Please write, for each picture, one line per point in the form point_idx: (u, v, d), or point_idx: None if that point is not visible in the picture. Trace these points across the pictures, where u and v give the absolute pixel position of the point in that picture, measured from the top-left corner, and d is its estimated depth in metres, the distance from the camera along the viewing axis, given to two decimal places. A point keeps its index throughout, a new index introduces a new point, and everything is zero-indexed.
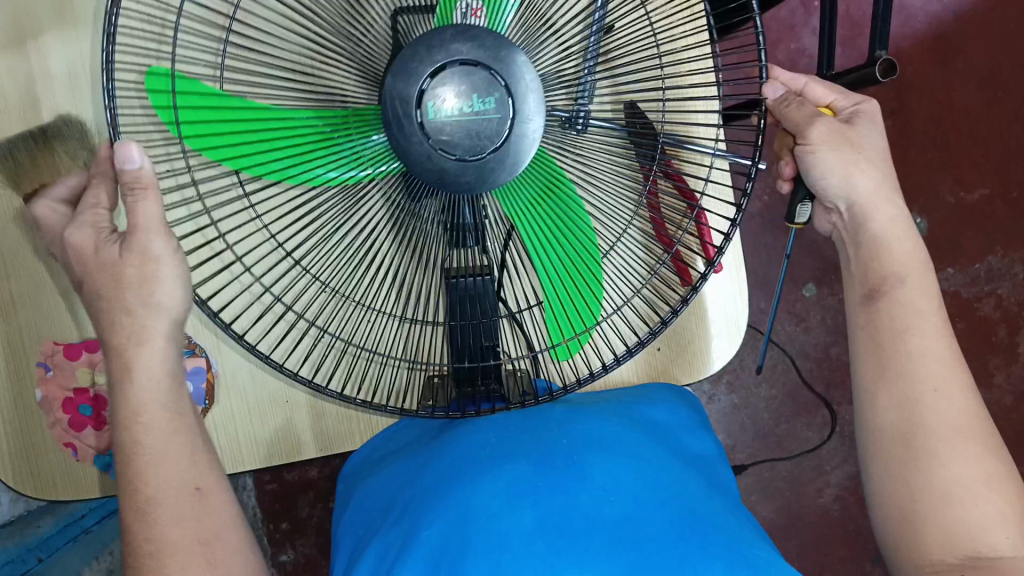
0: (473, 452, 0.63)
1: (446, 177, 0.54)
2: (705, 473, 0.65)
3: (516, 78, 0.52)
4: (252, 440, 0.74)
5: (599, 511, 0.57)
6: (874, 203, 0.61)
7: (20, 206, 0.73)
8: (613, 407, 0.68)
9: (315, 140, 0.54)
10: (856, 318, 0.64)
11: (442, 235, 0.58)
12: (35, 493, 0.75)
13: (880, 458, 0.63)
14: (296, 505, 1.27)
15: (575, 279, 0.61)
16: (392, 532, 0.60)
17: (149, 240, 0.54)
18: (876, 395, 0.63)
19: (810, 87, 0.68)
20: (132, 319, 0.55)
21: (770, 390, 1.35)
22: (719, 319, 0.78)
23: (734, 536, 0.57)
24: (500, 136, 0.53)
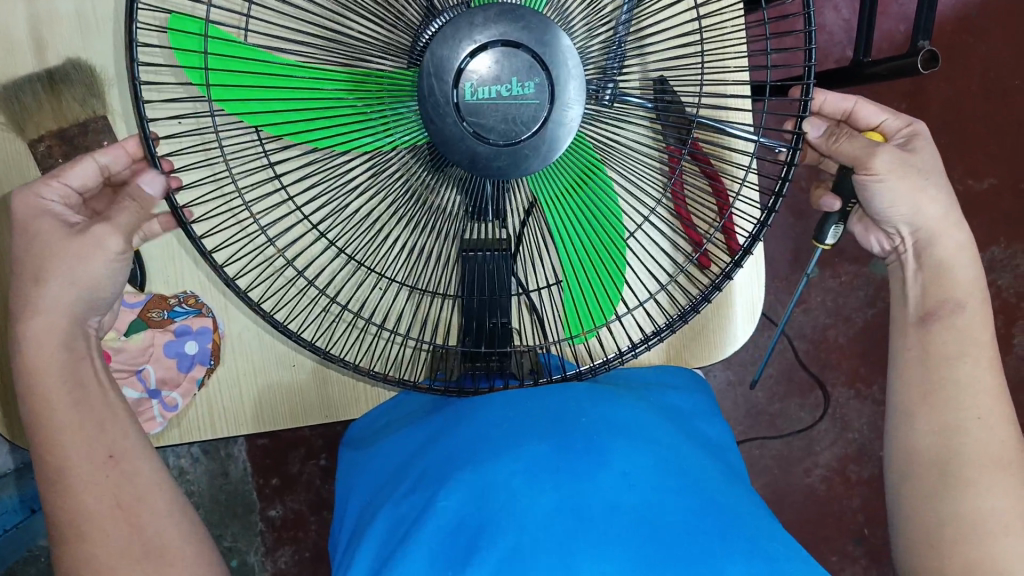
0: (487, 429, 0.61)
1: (477, 161, 0.53)
2: (715, 455, 0.65)
3: (559, 64, 0.51)
4: (254, 404, 0.73)
5: (616, 497, 0.56)
6: (939, 231, 0.61)
7: (23, 148, 0.70)
8: (632, 389, 0.67)
9: (347, 110, 0.52)
10: (905, 341, 0.64)
11: (463, 208, 0.57)
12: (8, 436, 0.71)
13: (914, 482, 0.62)
14: (287, 460, 1.27)
15: (597, 264, 0.60)
16: (404, 502, 0.59)
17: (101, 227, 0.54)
18: (916, 418, 0.62)
19: (860, 108, 0.66)
20: (54, 288, 0.54)
21: (765, 368, 1.35)
22: (736, 309, 0.77)
23: (751, 525, 0.57)
24: (536, 122, 0.53)
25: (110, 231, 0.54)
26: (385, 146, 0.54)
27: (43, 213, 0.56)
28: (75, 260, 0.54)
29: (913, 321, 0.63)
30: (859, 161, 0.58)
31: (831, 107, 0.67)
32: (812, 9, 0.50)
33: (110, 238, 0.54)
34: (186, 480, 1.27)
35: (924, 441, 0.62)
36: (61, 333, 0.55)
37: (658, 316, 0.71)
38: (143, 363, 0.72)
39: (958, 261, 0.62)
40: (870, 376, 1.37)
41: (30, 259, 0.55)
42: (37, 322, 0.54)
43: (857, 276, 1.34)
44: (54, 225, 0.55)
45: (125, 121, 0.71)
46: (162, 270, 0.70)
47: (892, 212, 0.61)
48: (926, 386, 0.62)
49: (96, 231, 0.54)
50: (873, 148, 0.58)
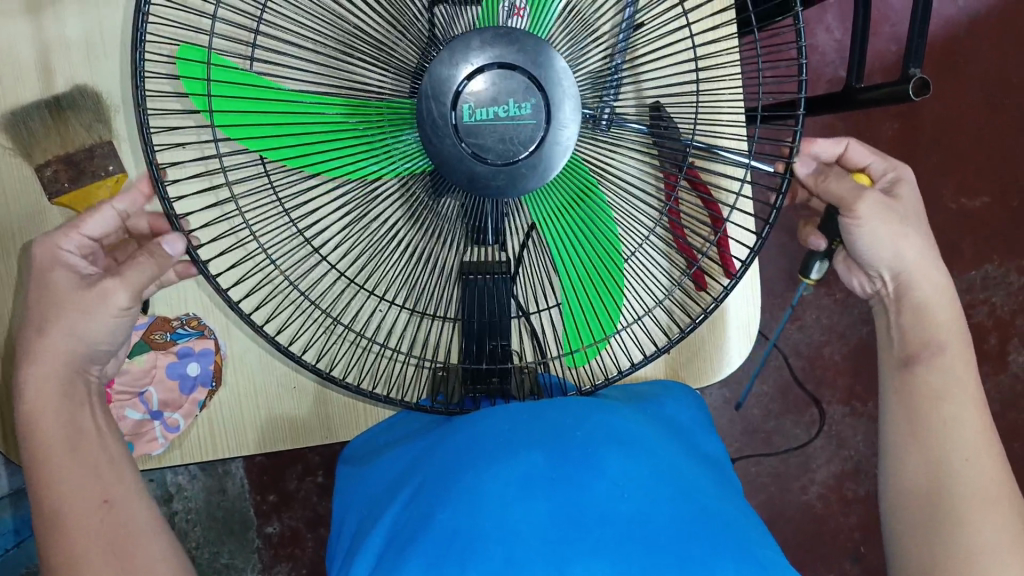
0: (484, 442, 0.61)
1: (476, 181, 0.53)
2: (708, 465, 0.66)
3: (555, 84, 0.51)
4: (255, 424, 0.74)
5: (611, 507, 0.57)
6: (919, 273, 0.62)
7: (30, 173, 0.71)
8: (633, 404, 0.68)
9: (348, 138, 0.53)
10: (889, 382, 0.65)
11: (462, 231, 0.58)
12: (12, 455, 0.73)
13: (906, 519, 0.62)
14: (285, 477, 1.28)
15: (597, 284, 0.61)
16: (402, 517, 0.60)
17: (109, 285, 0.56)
18: (908, 457, 0.63)
19: (851, 150, 0.65)
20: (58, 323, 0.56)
21: (761, 385, 1.36)
22: (731, 329, 0.79)
23: (745, 544, 0.57)
24: (533, 141, 0.53)
25: (117, 287, 0.57)
26: (388, 173, 0.55)
27: (58, 262, 0.57)
28: (82, 313, 0.56)
29: (897, 363, 0.65)
30: (844, 203, 0.60)
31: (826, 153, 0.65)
32: (804, 37, 0.51)
33: (116, 293, 0.57)
34: (183, 497, 1.27)
35: (913, 465, 0.62)
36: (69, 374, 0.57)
37: (656, 339, 0.72)
38: (146, 385, 0.73)
39: (939, 299, 0.63)
40: (864, 394, 1.38)
41: (42, 305, 0.57)
42: (46, 365, 0.56)
43: (850, 295, 1.35)
44: (67, 274, 0.57)
45: (131, 147, 0.72)
46: (166, 291, 0.71)
47: (875, 258, 0.62)
48: (911, 414, 0.63)
49: (104, 284, 0.56)
50: (863, 192, 0.59)
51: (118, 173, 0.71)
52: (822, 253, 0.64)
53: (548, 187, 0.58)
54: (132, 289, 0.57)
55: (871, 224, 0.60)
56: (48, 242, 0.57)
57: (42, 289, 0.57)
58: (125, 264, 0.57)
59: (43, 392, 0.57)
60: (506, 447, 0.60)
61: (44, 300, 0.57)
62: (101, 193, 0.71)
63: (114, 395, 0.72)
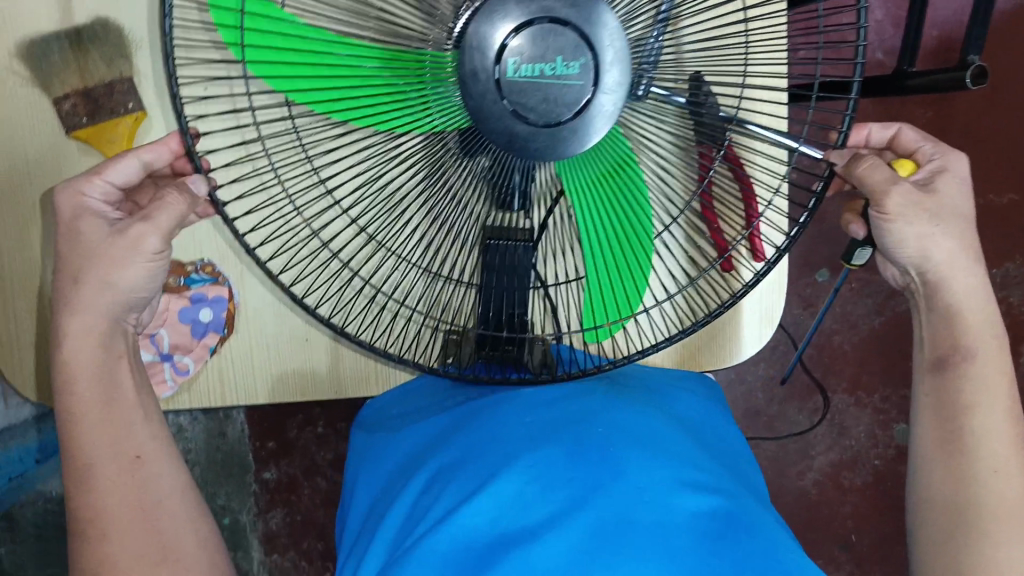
0: (501, 437, 0.62)
1: (515, 142, 0.50)
2: (728, 465, 0.65)
3: (607, 44, 0.48)
4: (265, 375, 0.73)
5: (628, 506, 0.55)
6: (950, 273, 0.59)
7: (46, 106, 0.68)
8: (654, 399, 0.68)
9: (383, 90, 0.51)
10: (922, 384, 0.63)
11: (489, 195, 0.56)
12: (38, 398, 0.71)
13: (931, 526, 0.61)
14: (284, 426, 1.28)
15: (623, 260, 0.60)
16: (417, 504, 0.60)
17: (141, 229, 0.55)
18: (931, 467, 0.62)
19: (903, 133, 0.65)
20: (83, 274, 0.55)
21: (767, 370, 1.35)
22: (749, 311, 0.77)
23: (764, 541, 0.56)
24: (578, 104, 0.50)
25: (149, 232, 0.55)
26: (421, 127, 0.52)
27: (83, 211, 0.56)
28: (113, 263, 0.55)
29: (929, 367, 0.62)
30: (874, 196, 0.57)
31: (876, 139, 0.66)
32: (866, 20, 0.49)
33: (149, 238, 0.55)
34: (184, 438, 1.29)
35: (927, 465, 0.62)
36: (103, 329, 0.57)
37: (674, 323, 0.72)
38: (158, 327, 0.71)
39: (969, 300, 0.60)
40: (871, 385, 1.36)
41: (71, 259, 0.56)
42: (79, 322, 0.56)
43: (868, 284, 1.33)
44: (94, 223, 0.56)
45: (152, 84, 0.69)
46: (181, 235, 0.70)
47: (905, 259, 0.59)
48: (940, 417, 0.61)
49: (134, 231, 0.55)
50: (893, 183, 0.57)
51: (137, 110, 0.69)
52: (863, 241, 0.62)
53: (581, 160, 0.56)
54: (164, 236, 0.55)
55: (908, 220, 0.57)
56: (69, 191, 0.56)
57: (73, 242, 0.56)
58: (153, 207, 0.55)
59: (82, 349, 0.56)
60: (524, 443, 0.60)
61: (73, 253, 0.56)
62: (120, 130, 0.69)
63: None
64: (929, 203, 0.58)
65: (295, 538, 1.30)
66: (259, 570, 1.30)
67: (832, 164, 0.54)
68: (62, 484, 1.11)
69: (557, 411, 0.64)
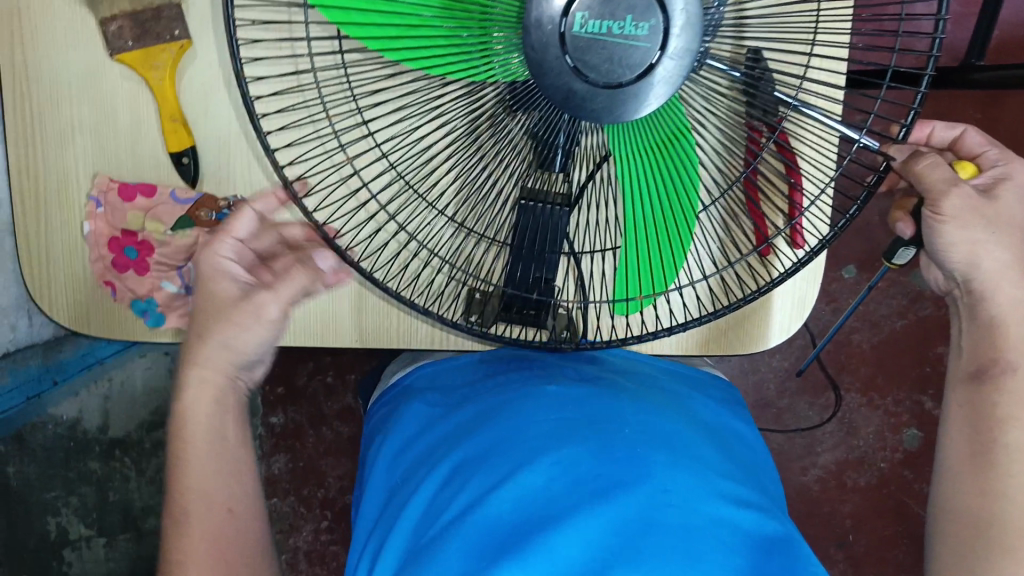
0: (527, 432, 0.62)
1: (572, 100, 0.49)
2: (745, 468, 0.66)
3: (680, 6, 0.46)
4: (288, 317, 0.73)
5: (652, 507, 0.56)
6: (996, 283, 0.58)
7: (92, 25, 0.66)
8: (676, 405, 0.70)
9: (442, 35, 0.49)
10: (955, 395, 0.62)
11: (529, 152, 0.54)
12: (68, 324, 0.72)
13: (950, 540, 0.59)
14: (295, 373, 1.28)
15: (662, 234, 0.58)
16: (444, 491, 0.61)
17: (265, 301, 0.58)
18: (961, 478, 0.60)
19: (968, 134, 0.65)
20: (209, 343, 0.59)
21: (782, 362, 1.34)
22: (782, 299, 0.75)
23: (789, 556, 0.57)
24: (642, 67, 0.48)
25: (270, 299, 0.58)
26: (480, 77, 0.50)
27: (221, 272, 0.59)
28: (234, 325, 0.59)
29: (966, 377, 0.61)
30: (930, 195, 0.55)
31: (939, 138, 0.67)
32: (949, 13, 0.47)
33: (270, 305, 0.58)
34: None
35: (955, 476, 0.60)
36: (216, 382, 0.61)
37: (704, 301, 0.71)
38: (185, 260, 0.71)
39: (1017, 317, 0.58)
40: (886, 387, 1.33)
41: (201, 313, 0.60)
42: (199, 373, 0.61)
43: (894, 285, 1.31)
44: (227, 285, 0.59)
45: (198, 14, 0.66)
46: (217, 167, 0.69)
47: (951, 264, 0.58)
48: (972, 431, 0.60)
49: (258, 298, 0.58)
50: (955, 183, 0.55)
51: (183, 39, 0.65)
52: (908, 241, 0.59)
53: (635, 125, 0.53)
54: (284, 302, 0.59)
55: (959, 223, 0.55)
56: (208, 254, 0.59)
57: (207, 299, 0.59)
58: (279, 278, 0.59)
59: (199, 394, 0.61)
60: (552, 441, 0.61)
61: (206, 308, 0.59)
62: (165, 58, 0.65)
63: (151, 265, 0.71)
64: (987, 209, 0.56)
65: (296, 483, 1.30)
66: None
67: (889, 158, 0.52)
68: (74, 409, 1.17)
69: (583, 407, 0.64)
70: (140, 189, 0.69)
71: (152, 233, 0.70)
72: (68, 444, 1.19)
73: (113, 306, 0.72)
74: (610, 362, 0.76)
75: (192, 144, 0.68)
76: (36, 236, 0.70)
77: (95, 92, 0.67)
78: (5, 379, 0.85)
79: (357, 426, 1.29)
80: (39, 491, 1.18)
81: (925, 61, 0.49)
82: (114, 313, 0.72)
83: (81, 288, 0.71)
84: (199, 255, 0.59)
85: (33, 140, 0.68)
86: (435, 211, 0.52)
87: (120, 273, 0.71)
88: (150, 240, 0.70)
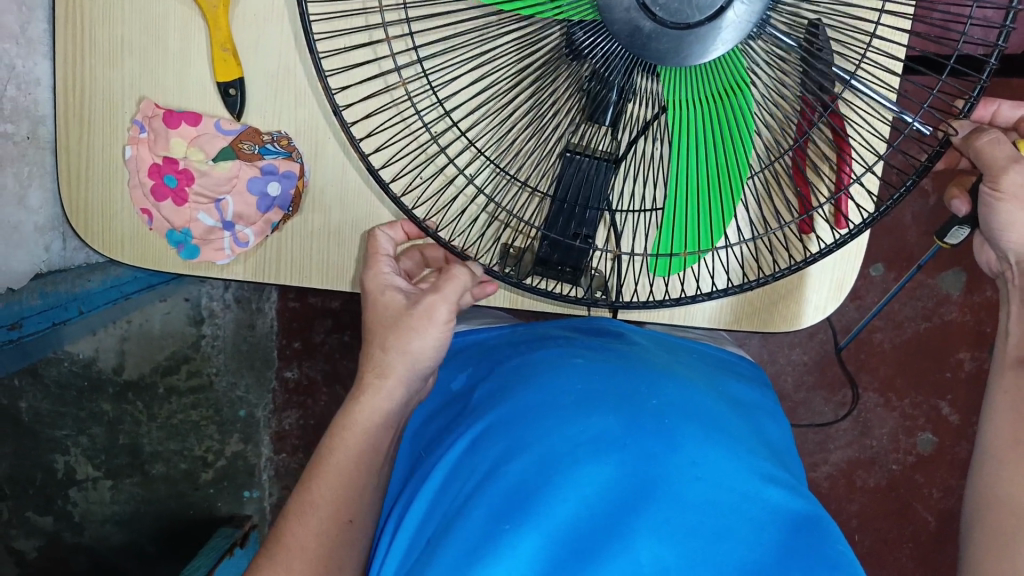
0: (559, 397, 0.62)
1: (637, 38, 0.48)
2: (776, 452, 0.65)
3: None
4: (319, 259, 0.72)
5: (680, 482, 0.55)
6: None
7: None
8: (709, 380, 0.69)
9: None
10: (1002, 381, 0.60)
11: (580, 104, 0.53)
12: (101, 250, 0.72)
13: (986, 528, 0.58)
14: (313, 329, 1.30)
15: (708, 195, 0.57)
16: (472, 455, 0.61)
17: (435, 305, 0.62)
18: (1004, 467, 0.58)
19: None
20: (384, 355, 0.63)
21: (802, 355, 1.31)
22: (820, 279, 0.74)
23: (819, 534, 0.56)
24: (713, 10, 0.47)
25: (439, 302, 0.62)
26: (547, 12, 0.49)
27: (388, 287, 0.65)
28: (410, 332, 0.62)
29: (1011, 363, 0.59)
30: (991, 172, 0.54)
31: (1004, 117, 0.67)
32: None
33: (438, 308, 0.62)
34: (213, 325, 1.31)
35: (998, 463, 0.58)
36: (398, 396, 0.64)
37: (744, 272, 0.71)
38: (225, 193, 0.70)
39: None
40: (905, 389, 1.30)
41: (378, 329, 0.64)
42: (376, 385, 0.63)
43: (921, 286, 1.27)
44: (394, 296, 0.64)
45: None
46: (263, 101, 0.69)
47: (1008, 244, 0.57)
48: (1018, 414, 0.58)
49: (428, 301, 0.62)
50: (1017, 160, 0.54)
51: None
52: (962, 220, 0.60)
53: (693, 78, 0.52)
54: (451, 303, 0.62)
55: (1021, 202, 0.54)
56: (374, 274, 0.65)
57: (381, 313, 0.64)
58: (442, 279, 0.62)
59: (381, 404, 0.63)
60: (583, 406, 0.60)
61: (381, 323, 0.64)
62: None
63: (190, 196, 0.70)
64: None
65: (305, 440, 1.34)
66: (265, 466, 1.35)
67: (949, 134, 0.49)
68: (93, 349, 1.26)
69: (615, 376, 0.64)
70: (186, 118, 0.69)
71: (195, 162, 0.69)
72: (83, 383, 1.28)
73: (147, 234, 0.71)
74: (639, 337, 0.74)
75: (240, 76, 0.67)
76: (82, 155, 0.70)
77: (147, 17, 0.67)
78: (35, 299, 0.84)
79: None
80: (50, 430, 1.29)
81: (1000, 34, 0.47)
82: (149, 241, 0.71)
83: (118, 214, 0.71)
84: (366, 277, 0.65)
85: (83, 60, 0.68)
86: (485, 158, 0.51)
87: (158, 202, 0.70)
88: (192, 169, 0.69)
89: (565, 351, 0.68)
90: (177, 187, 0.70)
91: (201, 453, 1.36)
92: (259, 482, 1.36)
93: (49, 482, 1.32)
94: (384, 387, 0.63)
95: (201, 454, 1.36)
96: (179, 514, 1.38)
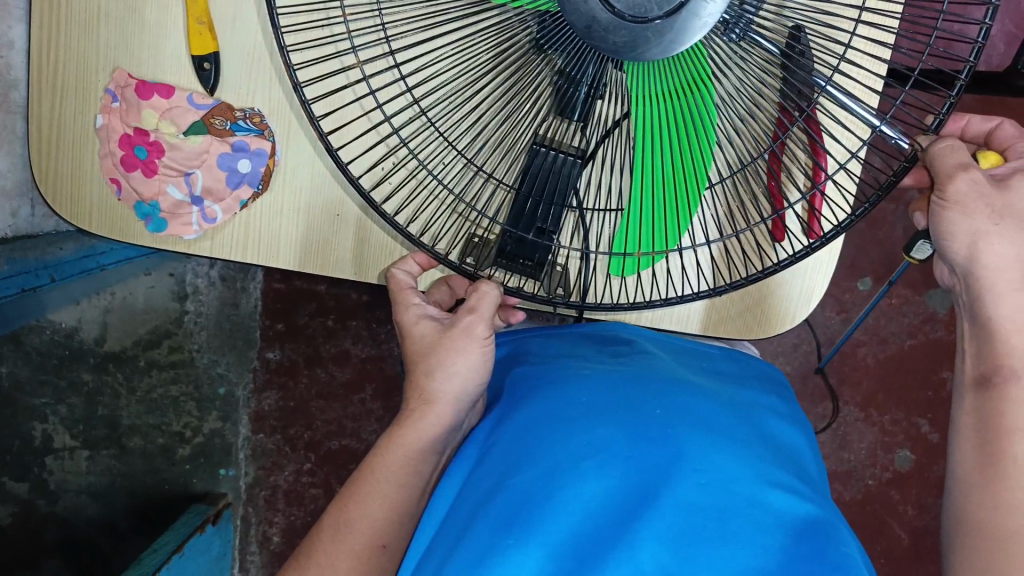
0: (563, 409, 0.62)
1: (594, 29, 0.48)
2: (790, 456, 0.64)
3: None
4: (293, 240, 0.72)
5: (683, 489, 0.55)
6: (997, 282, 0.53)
7: None
8: (720, 385, 0.69)
9: None
10: (962, 403, 0.58)
11: (550, 99, 0.53)
12: (68, 218, 0.71)
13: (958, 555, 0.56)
14: (296, 311, 1.31)
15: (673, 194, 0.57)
16: (480, 467, 0.61)
17: (475, 323, 0.62)
18: (975, 489, 0.55)
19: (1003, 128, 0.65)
20: (430, 383, 0.63)
21: (785, 365, 1.31)
22: (791, 286, 0.74)
23: (824, 539, 0.55)
24: (671, 6, 0.47)
25: (477, 320, 0.62)
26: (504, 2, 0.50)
27: (421, 318, 0.66)
28: (452, 353, 0.63)
29: (971, 382, 0.57)
30: (937, 179, 0.52)
31: (975, 130, 0.67)
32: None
33: (478, 326, 0.62)
34: (197, 301, 1.31)
35: (964, 485, 0.56)
36: (448, 420, 0.63)
37: (704, 275, 0.71)
38: (194, 167, 0.70)
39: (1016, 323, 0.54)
40: (885, 405, 1.30)
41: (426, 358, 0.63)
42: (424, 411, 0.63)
43: (907, 303, 1.28)
44: (427, 326, 0.65)
45: None
46: (235, 77, 0.69)
47: (952, 255, 0.55)
48: (981, 439, 0.55)
49: (465, 321, 0.62)
50: (965, 168, 0.51)
51: None
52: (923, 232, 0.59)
53: (661, 79, 0.52)
54: (488, 321, 0.62)
55: (964, 210, 0.52)
56: (404, 309, 0.66)
57: (414, 345, 0.65)
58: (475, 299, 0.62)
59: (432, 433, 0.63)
60: (588, 418, 0.60)
61: (412, 353, 0.65)
62: None
63: (160, 168, 0.70)
64: (996, 198, 0.52)
65: (283, 422, 1.33)
66: (242, 445, 1.34)
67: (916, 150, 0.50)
68: (73, 320, 1.30)
69: (618, 387, 0.64)
70: (158, 89, 0.69)
71: (165, 134, 0.69)
72: (63, 351, 1.31)
73: (115, 205, 0.71)
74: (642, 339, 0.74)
75: (216, 50, 0.67)
76: (52, 120, 0.70)
77: None
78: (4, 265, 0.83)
79: (350, 371, 1.31)
80: (29, 396, 1.33)
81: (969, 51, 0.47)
82: (116, 212, 0.71)
83: (84, 183, 0.70)
84: (398, 315, 0.66)
85: (56, 27, 0.68)
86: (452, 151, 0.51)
87: (127, 173, 0.70)
88: (161, 141, 0.69)
89: (571, 363, 0.68)
90: (147, 159, 0.70)
91: (179, 428, 1.35)
92: (234, 461, 1.35)
93: (27, 449, 1.35)
94: (431, 413, 0.63)
95: (178, 430, 1.35)
96: (152, 489, 1.36)
